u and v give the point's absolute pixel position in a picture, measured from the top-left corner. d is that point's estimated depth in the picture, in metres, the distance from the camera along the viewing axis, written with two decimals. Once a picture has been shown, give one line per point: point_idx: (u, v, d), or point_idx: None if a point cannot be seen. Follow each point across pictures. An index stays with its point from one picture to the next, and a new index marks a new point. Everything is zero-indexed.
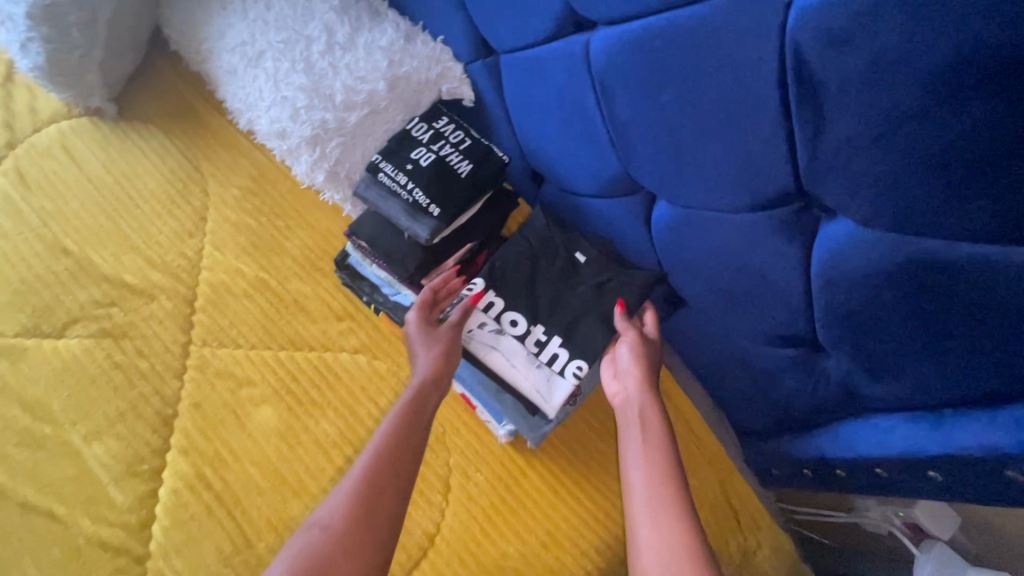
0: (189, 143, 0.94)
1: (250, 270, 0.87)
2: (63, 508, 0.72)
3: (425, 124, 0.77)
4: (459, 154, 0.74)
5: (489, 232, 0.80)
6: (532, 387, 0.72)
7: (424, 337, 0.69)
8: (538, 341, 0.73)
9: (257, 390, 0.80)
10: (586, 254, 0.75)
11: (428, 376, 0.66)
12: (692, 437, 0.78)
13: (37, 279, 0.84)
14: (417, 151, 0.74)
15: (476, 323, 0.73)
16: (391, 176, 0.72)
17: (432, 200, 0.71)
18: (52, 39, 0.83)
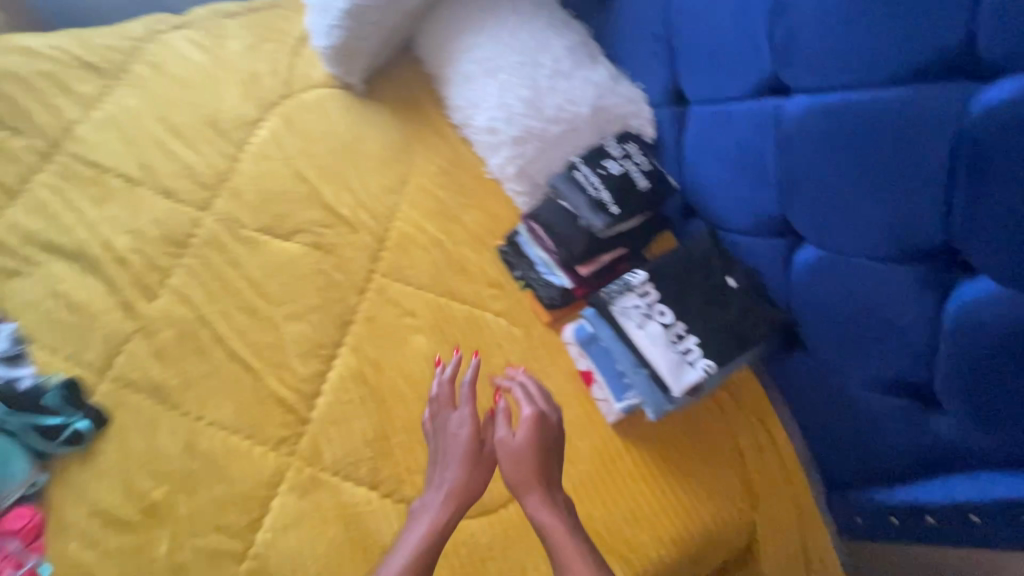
0: (408, 124, 1.18)
1: (432, 230, 1.07)
2: (258, 364, 0.91)
3: (618, 143, 0.93)
4: (642, 173, 0.89)
5: (638, 244, 0.95)
6: (664, 367, 0.83)
7: (458, 450, 0.78)
8: (677, 334, 0.84)
9: (417, 321, 0.98)
10: (738, 281, 0.85)
11: (457, 491, 0.76)
12: (781, 468, 0.88)
13: (280, 194, 1.08)
14: (609, 163, 0.90)
15: (626, 301, 0.87)
16: (585, 177, 0.89)
17: (614, 202, 0.88)
18: (350, 30, 1.10)
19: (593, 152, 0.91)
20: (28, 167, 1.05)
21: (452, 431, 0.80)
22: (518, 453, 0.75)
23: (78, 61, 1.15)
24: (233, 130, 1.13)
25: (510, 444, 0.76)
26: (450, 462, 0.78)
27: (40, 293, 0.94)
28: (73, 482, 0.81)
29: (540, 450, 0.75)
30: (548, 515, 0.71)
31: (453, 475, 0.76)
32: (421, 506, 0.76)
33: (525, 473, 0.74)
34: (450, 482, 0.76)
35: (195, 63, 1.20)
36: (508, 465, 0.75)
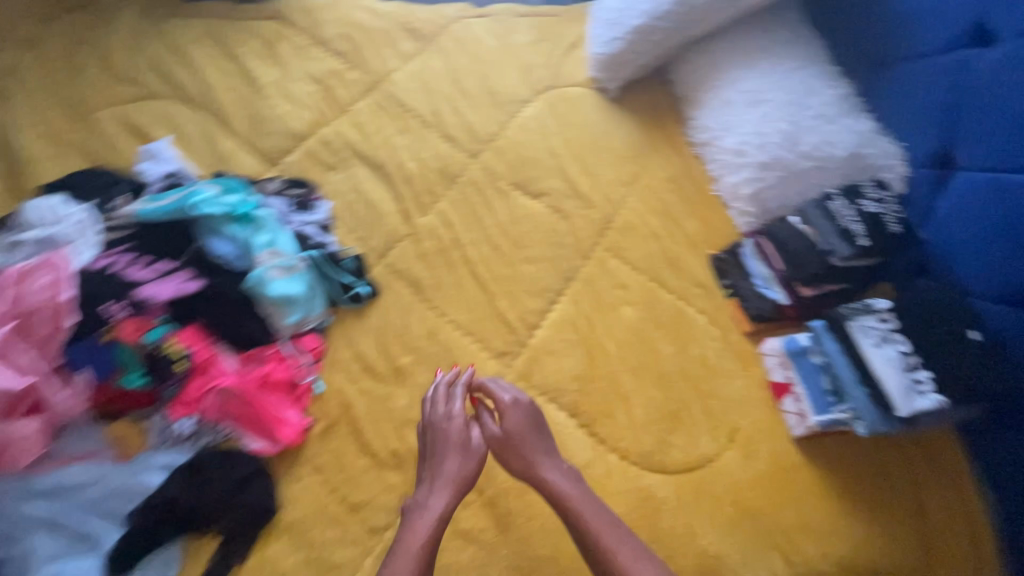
0: (649, 133, 1.33)
1: (654, 225, 1.20)
2: (494, 289, 1.08)
3: (874, 186, 1.01)
4: (895, 218, 0.96)
5: (864, 285, 1.01)
6: (895, 390, 0.87)
7: (455, 439, 0.83)
8: (911, 364, 0.88)
9: (628, 296, 1.10)
10: (982, 335, 0.86)
11: (455, 478, 0.80)
12: (949, 533, 0.91)
13: (533, 161, 1.26)
14: (865, 200, 0.98)
15: (865, 320, 0.92)
16: (839, 207, 0.98)
17: (864, 234, 0.95)
18: (631, 43, 1.28)
19: (851, 188, 1.00)
20: (354, 93, 1.32)
21: (441, 420, 0.84)
22: (515, 435, 0.84)
23: (404, 26, 1.44)
24: (506, 102, 1.35)
25: (505, 431, 0.84)
26: (447, 452, 0.82)
27: (346, 186, 1.18)
28: (346, 330, 1.01)
29: (531, 432, 0.84)
30: (560, 483, 0.81)
31: (456, 464, 0.81)
32: (423, 498, 0.79)
33: (526, 453, 0.83)
34: (453, 472, 0.80)
35: (486, 46, 1.45)
36: (508, 452, 0.83)
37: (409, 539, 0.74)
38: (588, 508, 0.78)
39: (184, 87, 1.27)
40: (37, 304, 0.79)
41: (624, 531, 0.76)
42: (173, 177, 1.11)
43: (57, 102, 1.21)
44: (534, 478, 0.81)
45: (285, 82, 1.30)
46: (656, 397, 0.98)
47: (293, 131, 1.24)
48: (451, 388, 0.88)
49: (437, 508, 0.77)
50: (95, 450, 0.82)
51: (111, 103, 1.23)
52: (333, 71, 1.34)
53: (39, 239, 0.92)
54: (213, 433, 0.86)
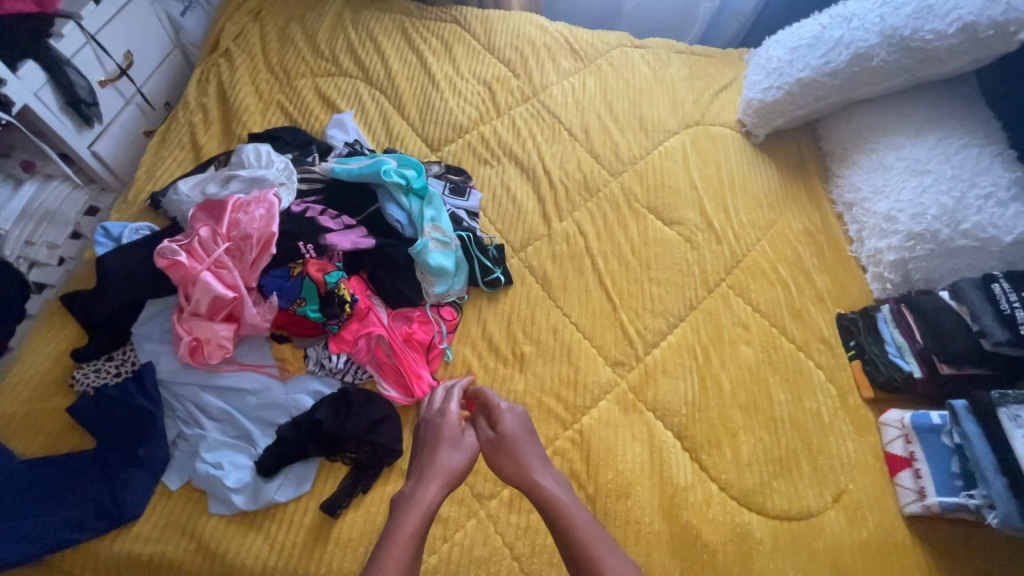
0: (789, 183, 1.34)
1: (783, 273, 1.20)
2: (618, 302, 1.13)
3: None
4: None
5: (1013, 374, 0.99)
6: None
7: (447, 433, 0.86)
8: None
9: (748, 336, 1.11)
10: None
11: (446, 472, 0.82)
12: None
13: (671, 189, 1.30)
14: None
15: (1018, 410, 0.88)
16: (1002, 291, 0.95)
17: None
18: (793, 93, 1.29)
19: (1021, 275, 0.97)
20: (514, 99, 1.43)
21: (435, 414, 0.90)
22: (506, 437, 0.87)
23: (567, 46, 1.54)
24: (653, 130, 1.40)
25: (497, 434, 0.88)
26: (440, 447, 0.85)
27: (495, 181, 1.28)
28: (478, 310, 1.09)
29: (521, 436, 0.88)
30: (549, 487, 0.82)
31: (448, 460, 0.83)
32: (413, 489, 0.80)
33: (517, 456, 0.85)
34: (446, 467, 0.82)
35: (641, 75, 1.52)
36: (499, 453, 0.86)
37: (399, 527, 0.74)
38: (573, 512, 0.78)
39: (371, 70, 1.43)
40: (252, 230, 0.94)
41: (609, 541, 0.75)
42: (353, 144, 1.25)
43: (268, 66, 1.40)
44: (524, 481, 0.83)
45: (456, 79, 1.43)
46: (764, 440, 0.98)
47: (457, 124, 1.36)
48: (450, 390, 0.94)
49: (428, 497, 0.78)
50: (264, 364, 0.94)
51: (310, 74, 1.41)
52: (498, 76, 1.46)
53: (250, 177, 1.07)
54: (358, 373, 0.96)
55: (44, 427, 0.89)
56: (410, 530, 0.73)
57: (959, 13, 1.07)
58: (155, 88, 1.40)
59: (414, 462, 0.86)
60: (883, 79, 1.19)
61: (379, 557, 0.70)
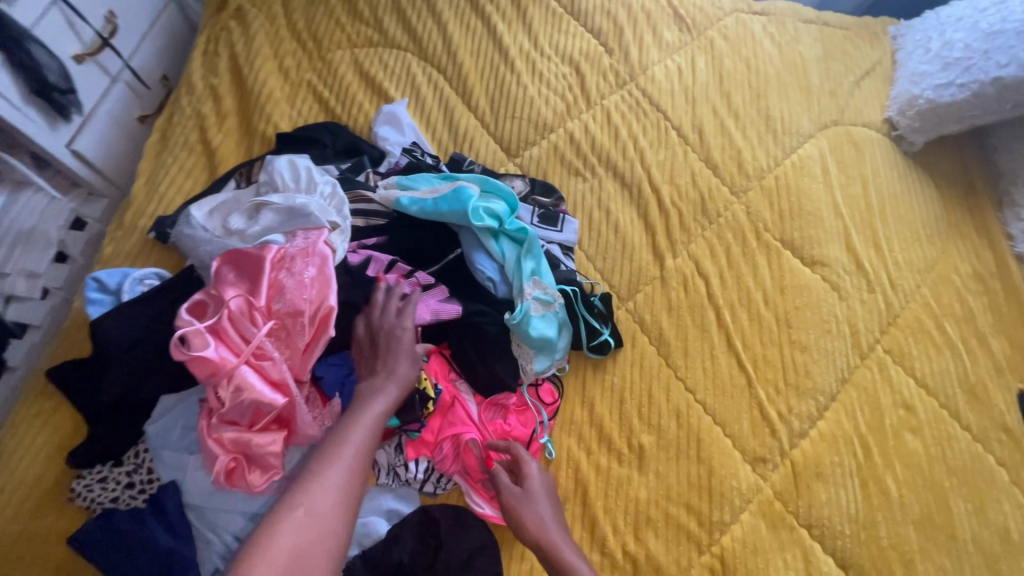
0: (953, 209, 1.07)
1: (951, 334, 0.97)
2: (753, 373, 0.90)
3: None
4: None
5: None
6: None
7: (404, 343, 0.71)
8: None
9: (915, 421, 0.89)
10: None
11: (402, 379, 0.68)
12: None
13: (810, 216, 1.04)
14: None
15: None
16: None
17: None
18: (978, 97, 1.03)
19: None
20: (608, 85, 1.12)
21: (392, 326, 0.72)
22: (533, 496, 0.71)
23: (670, 11, 1.21)
24: (784, 133, 1.11)
25: (523, 490, 0.71)
26: (398, 355, 0.70)
27: (590, 201, 1.01)
28: (581, 385, 0.86)
29: (548, 496, 0.72)
30: (576, 564, 0.66)
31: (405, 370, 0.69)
32: (360, 395, 0.66)
33: (541, 519, 0.69)
34: (403, 379, 0.68)
35: (764, 54, 1.19)
36: (523, 508, 0.69)
37: (344, 438, 0.60)
38: None
39: (425, 41, 1.10)
40: (301, 304, 0.69)
41: None
42: (413, 151, 0.96)
43: (293, 32, 1.07)
44: (546, 553, 0.66)
45: (535, 56, 1.12)
46: (945, 569, 0.79)
47: (539, 120, 1.06)
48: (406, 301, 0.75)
49: (378, 409, 0.64)
50: None
51: (347, 44, 1.08)
52: (586, 52, 1.14)
53: (286, 207, 0.79)
54: (441, 482, 0.75)
55: (40, 555, 0.68)
56: (355, 447, 0.60)
57: None
58: (147, 58, 1.08)
59: (361, 370, 0.71)
60: None
61: (316, 469, 0.57)
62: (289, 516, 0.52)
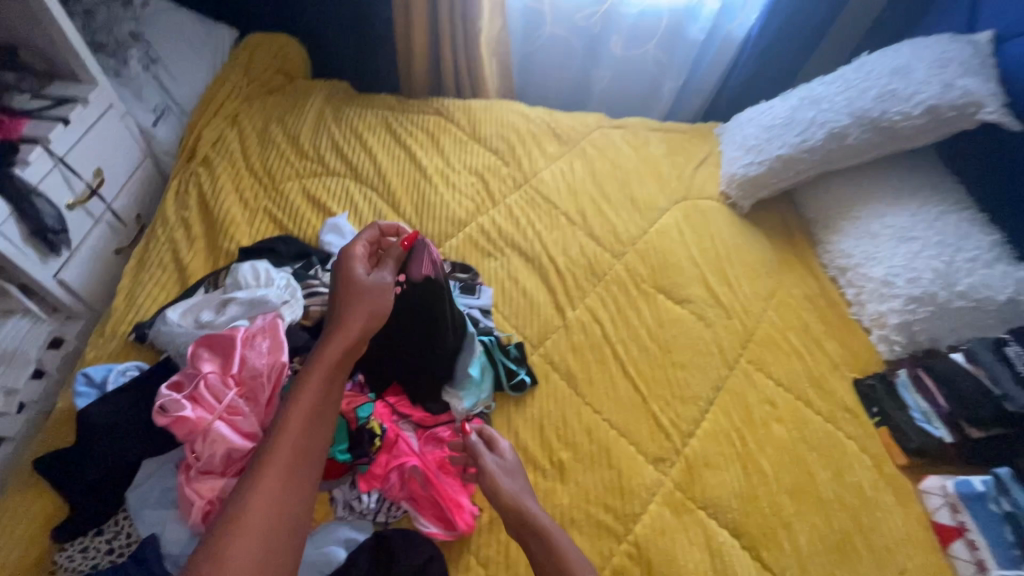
0: (780, 249, 1.39)
1: (796, 342, 1.23)
2: (646, 390, 1.11)
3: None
4: None
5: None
6: None
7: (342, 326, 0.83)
8: None
9: (777, 412, 1.11)
10: None
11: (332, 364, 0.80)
12: None
13: (674, 267, 1.33)
14: None
15: None
16: (1015, 353, 0.98)
17: None
18: (775, 169, 1.35)
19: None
20: (507, 188, 1.43)
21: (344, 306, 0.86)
22: (511, 469, 0.85)
23: (550, 131, 1.58)
24: (646, 209, 1.43)
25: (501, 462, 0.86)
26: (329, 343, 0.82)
27: (502, 274, 1.26)
28: (507, 418, 1.04)
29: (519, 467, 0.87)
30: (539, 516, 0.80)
31: (352, 328, 0.83)
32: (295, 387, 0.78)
33: (517, 485, 0.84)
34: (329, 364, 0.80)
35: (624, 155, 1.56)
36: (504, 476, 0.84)
37: (282, 433, 0.73)
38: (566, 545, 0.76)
39: (359, 169, 1.40)
40: (262, 366, 0.86)
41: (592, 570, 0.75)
42: None
43: (251, 172, 1.34)
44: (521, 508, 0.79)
45: (448, 172, 1.43)
46: (817, 526, 0.97)
47: (454, 218, 1.34)
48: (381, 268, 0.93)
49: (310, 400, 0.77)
50: None
51: (296, 176, 1.36)
52: (488, 165, 1.47)
53: (250, 299, 0.99)
54: (392, 510, 0.88)
55: None
56: (293, 439, 0.73)
57: (923, 97, 1.13)
58: (126, 202, 1.31)
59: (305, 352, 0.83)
60: (859, 155, 1.24)
61: (262, 467, 0.70)
62: (241, 511, 0.65)
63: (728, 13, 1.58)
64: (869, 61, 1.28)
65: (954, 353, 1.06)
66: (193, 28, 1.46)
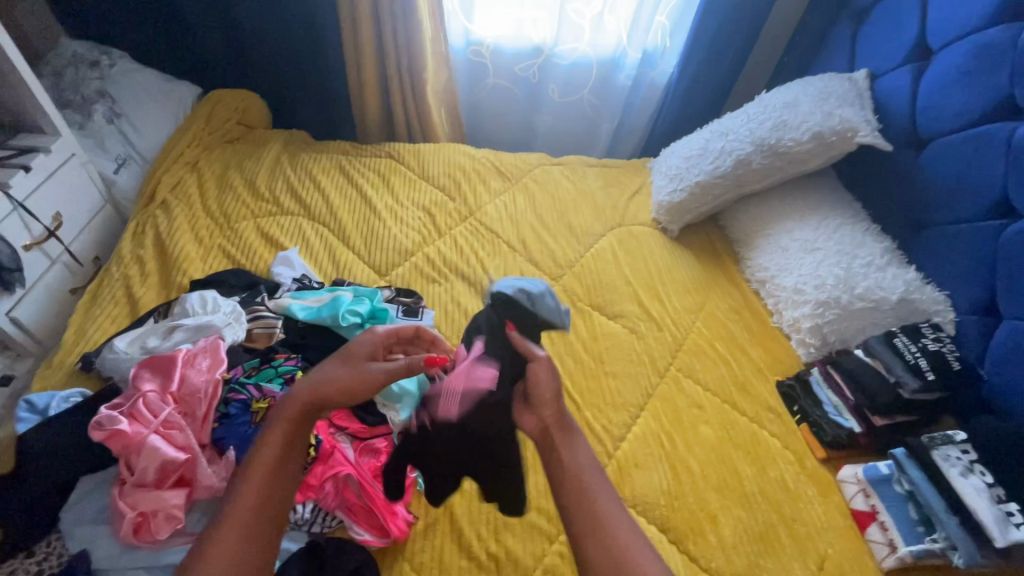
0: (708, 267, 1.50)
1: (723, 349, 1.31)
2: (580, 399, 1.17)
3: (931, 329, 1.10)
4: (955, 355, 1.05)
5: (931, 418, 1.08)
6: (992, 520, 0.88)
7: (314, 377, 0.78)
8: (999, 496, 0.91)
9: (704, 414, 1.17)
10: None
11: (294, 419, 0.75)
12: None
13: (609, 286, 1.42)
14: (928, 340, 1.07)
15: (947, 449, 0.98)
16: (903, 343, 1.08)
17: (930, 368, 1.03)
18: (695, 194, 1.47)
19: (912, 327, 1.10)
20: (453, 220, 1.53)
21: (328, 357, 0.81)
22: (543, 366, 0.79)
23: (495, 169, 1.70)
24: (583, 235, 1.54)
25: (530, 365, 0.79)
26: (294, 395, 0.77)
27: (445, 298, 1.34)
28: None
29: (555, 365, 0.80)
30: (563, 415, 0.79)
31: (326, 376, 0.78)
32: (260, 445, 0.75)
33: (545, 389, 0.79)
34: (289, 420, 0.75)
35: (563, 188, 1.68)
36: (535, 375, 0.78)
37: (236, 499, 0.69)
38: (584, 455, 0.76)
39: (312, 207, 1.49)
40: (200, 384, 0.91)
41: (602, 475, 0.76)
42: (302, 279, 1.27)
43: (207, 213, 1.42)
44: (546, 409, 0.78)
45: (397, 208, 1.53)
46: (741, 518, 1.01)
47: (401, 249, 1.43)
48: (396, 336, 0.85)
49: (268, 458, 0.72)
50: None
51: (251, 216, 1.44)
52: (435, 201, 1.57)
53: (196, 325, 1.04)
54: (326, 520, 0.91)
55: None
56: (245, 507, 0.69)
57: (810, 125, 1.29)
58: (84, 244, 1.37)
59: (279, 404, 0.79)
60: (764, 177, 1.38)
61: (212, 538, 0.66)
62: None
63: (650, 62, 1.76)
64: (767, 97, 1.44)
65: (857, 349, 1.16)
66: (157, 86, 1.57)
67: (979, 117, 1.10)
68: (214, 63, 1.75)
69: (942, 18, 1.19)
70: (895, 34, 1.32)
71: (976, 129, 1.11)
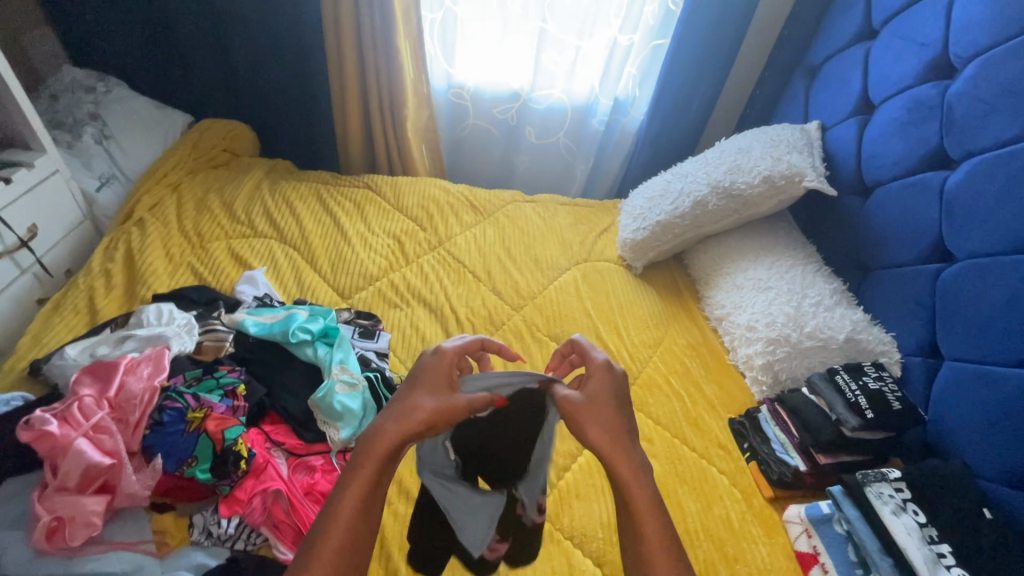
0: (669, 304, 1.52)
1: (677, 383, 1.30)
2: None
3: (873, 366, 1.13)
4: (895, 394, 1.07)
5: (881, 454, 1.09)
6: (921, 562, 0.88)
7: (428, 375, 0.79)
8: (929, 536, 0.91)
9: (652, 448, 1.16)
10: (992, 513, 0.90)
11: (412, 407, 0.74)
12: None
13: (568, 317, 1.43)
14: (868, 378, 1.09)
15: (880, 487, 0.97)
16: (844, 380, 1.10)
17: (869, 407, 1.05)
18: (657, 232, 1.51)
19: (855, 367, 1.12)
20: (422, 249, 1.57)
21: (433, 359, 0.81)
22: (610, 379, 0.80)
23: (468, 203, 1.73)
24: (547, 268, 1.56)
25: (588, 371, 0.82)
26: (417, 387, 0.77)
27: (405, 323, 1.36)
28: None
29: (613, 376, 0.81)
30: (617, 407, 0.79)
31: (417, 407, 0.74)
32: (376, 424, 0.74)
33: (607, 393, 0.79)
34: (412, 405, 0.74)
35: (533, 224, 1.71)
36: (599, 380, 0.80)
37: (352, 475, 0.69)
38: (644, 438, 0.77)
39: (284, 230, 1.53)
40: (137, 390, 0.92)
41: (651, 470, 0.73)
42: (263, 298, 1.30)
43: (182, 232, 1.46)
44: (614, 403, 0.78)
45: (367, 234, 1.56)
46: None
47: (368, 274, 1.46)
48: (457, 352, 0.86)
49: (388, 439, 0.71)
50: (140, 540, 0.84)
51: (223, 237, 1.48)
52: (407, 229, 1.61)
53: (147, 335, 1.05)
54: (251, 537, 0.88)
55: None
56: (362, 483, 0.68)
57: (761, 169, 1.36)
58: (57, 257, 1.40)
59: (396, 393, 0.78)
60: (720, 217, 1.44)
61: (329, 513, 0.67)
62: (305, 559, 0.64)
63: (621, 109, 1.86)
64: (724, 143, 1.52)
65: (804, 387, 1.18)
66: (150, 113, 1.66)
67: (915, 166, 1.16)
68: (208, 96, 1.85)
69: (881, 76, 1.28)
70: (840, 91, 1.41)
71: (914, 177, 1.16)
